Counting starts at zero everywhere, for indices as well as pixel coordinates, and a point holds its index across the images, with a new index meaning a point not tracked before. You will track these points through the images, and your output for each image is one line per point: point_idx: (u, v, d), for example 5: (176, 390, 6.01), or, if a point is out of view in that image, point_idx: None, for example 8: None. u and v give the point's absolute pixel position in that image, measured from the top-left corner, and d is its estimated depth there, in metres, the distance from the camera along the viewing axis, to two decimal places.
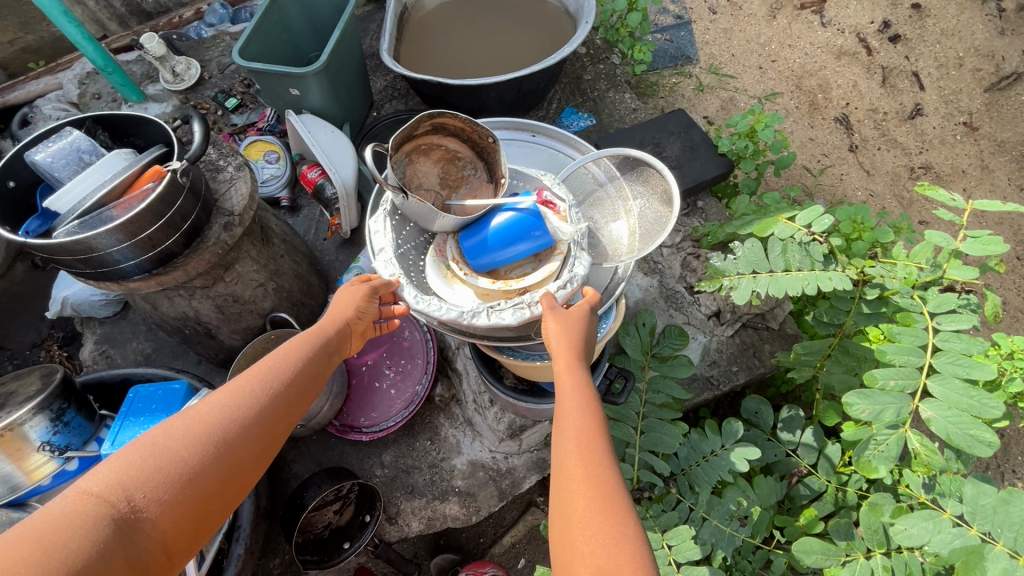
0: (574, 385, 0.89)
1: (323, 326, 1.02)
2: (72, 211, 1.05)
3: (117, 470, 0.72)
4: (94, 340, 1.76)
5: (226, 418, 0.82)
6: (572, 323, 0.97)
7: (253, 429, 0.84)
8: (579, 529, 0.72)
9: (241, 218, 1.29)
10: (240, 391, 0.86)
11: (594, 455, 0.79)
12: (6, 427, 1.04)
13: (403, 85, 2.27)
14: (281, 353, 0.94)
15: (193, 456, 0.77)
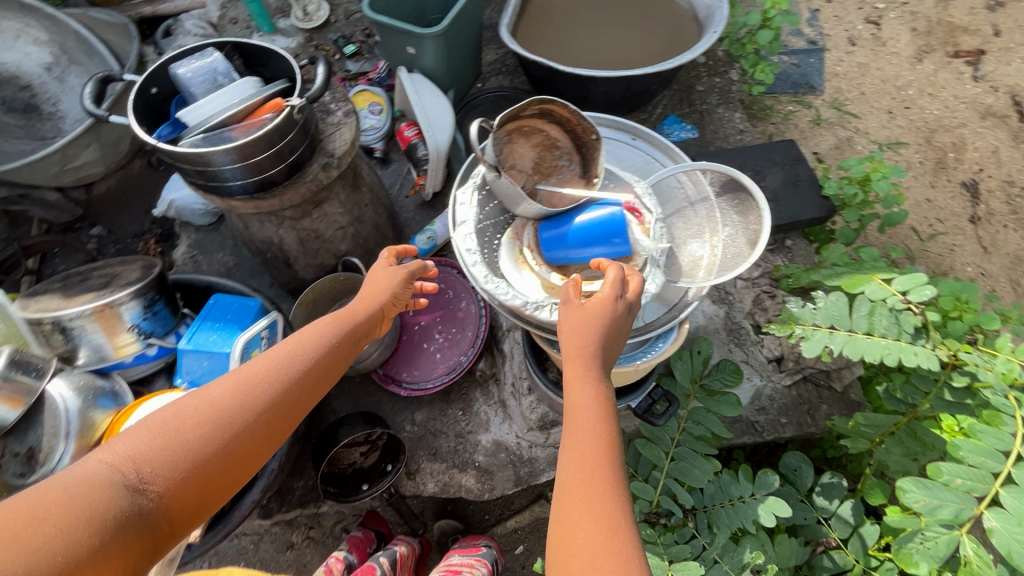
0: (584, 392, 0.87)
1: (349, 312, 1.05)
2: (199, 125, 1.14)
3: (133, 441, 0.77)
4: (187, 243, 1.93)
5: (240, 398, 0.86)
6: (587, 320, 0.92)
7: (265, 410, 0.88)
8: (576, 549, 0.73)
9: (339, 162, 1.35)
10: (255, 373, 0.90)
11: (603, 477, 0.78)
12: (105, 304, 1.16)
13: (513, 63, 2.28)
14: (302, 338, 0.98)
15: (202, 434, 0.81)
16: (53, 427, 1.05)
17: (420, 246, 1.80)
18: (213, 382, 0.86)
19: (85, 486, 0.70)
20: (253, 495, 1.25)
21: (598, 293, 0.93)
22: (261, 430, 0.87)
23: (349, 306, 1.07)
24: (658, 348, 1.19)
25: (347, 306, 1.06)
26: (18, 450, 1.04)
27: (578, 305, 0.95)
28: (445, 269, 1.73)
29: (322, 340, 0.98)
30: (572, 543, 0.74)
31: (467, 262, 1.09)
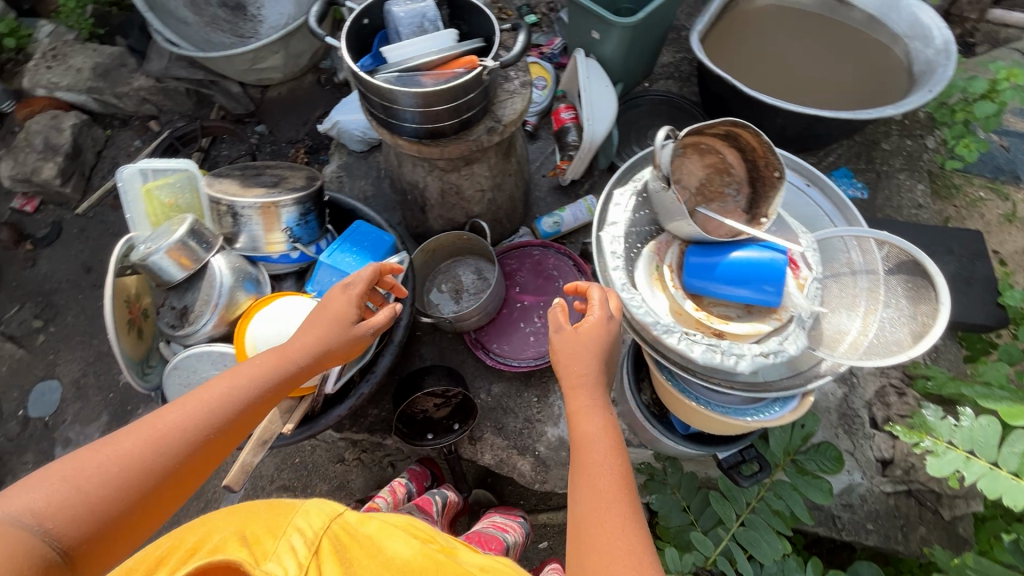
0: (589, 419, 0.94)
1: (288, 354, 1.02)
2: (397, 64, 1.20)
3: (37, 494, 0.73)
4: (337, 164, 2.08)
5: (156, 447, 0.84)
6: (591, 341, 0.96)
7: (180, 459, 0.86)
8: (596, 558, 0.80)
9: (504, 129, 1.36)
10: (177, 422, 0.87)
11: (620, 502, 0.86)
12: (272, 201, 1.27)
13: (687, 70, 2.18)
14: (231, 380, 0.95)
15: (112, 482, 0.79)
16: (205, 294, 1.19)
17: (543, 228, 1.81)
18: (123, 433, 0.82)
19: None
20: (339, 411, 1.31)
21: (585, 315, 0.96)
22: (178, 480, 0.86)
23: (292, 346, 1.03)
24: (772, 411, 1.08)
25: (290, 345, 1.03)
26: (178, 305, 1.22)
27: (570, 330, 0.98)
28: (560, 257, 1.75)
29: (253, 386, 0.96)
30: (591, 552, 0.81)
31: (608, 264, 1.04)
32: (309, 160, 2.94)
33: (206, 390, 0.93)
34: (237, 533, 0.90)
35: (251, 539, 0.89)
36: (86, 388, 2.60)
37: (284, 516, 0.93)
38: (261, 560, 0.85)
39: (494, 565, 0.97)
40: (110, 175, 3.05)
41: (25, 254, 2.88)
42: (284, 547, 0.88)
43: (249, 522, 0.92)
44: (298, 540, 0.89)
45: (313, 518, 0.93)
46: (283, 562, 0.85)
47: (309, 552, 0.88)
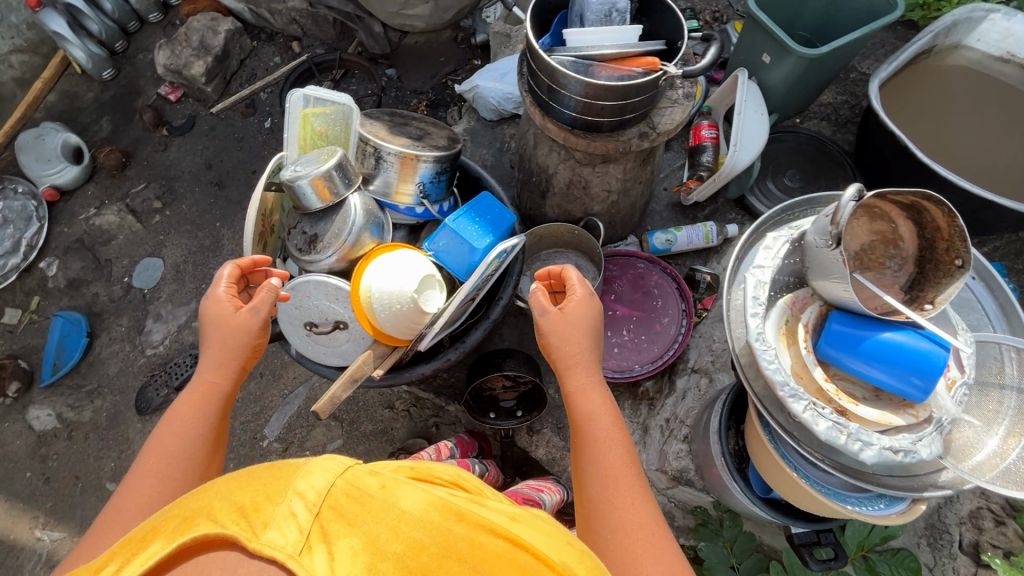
0: (589, 390, 1.12)
1: (207, 386, 1.08)
2: (577, 49, 1.17)
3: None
4: (464, 127, 2.09)
5: (129, 515, 0.89)
6: (574, 318, 1.16)
7: (158, 505, 0.92)
8: (620, 511, 0.93)
9: (656, 138, 1.31)
10: (134, 494, 0.92)
11: (630, 469, 1.00)
12: (414, 154, 1.30)
13: (847, 114, 2.02)
14: (166, 438, 1.00)
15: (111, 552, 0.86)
16: (337, 229, 1.24)
17: (654, 243, 1.76)
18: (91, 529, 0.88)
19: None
20: (422, 369, 1.34)
21: (568, 296, 1.16)
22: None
23: (206, 380, 1.09)
24: (875, 507, 1.00)
25: (205, 379, 1.09)
26: (308, 232, 1.27)
27: (557, 313, 1.16)
28: (664, 277, 1.69)
29: (192, 425, 1.02)
30: (615, 510, 0.93)
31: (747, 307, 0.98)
32: (429, 114, 3.03)
33: (146, 462, 0.96)
34: (227, 505, 0.62)
35: (246, 510, 0.61)
36: (183, 273, 2.81)
37: (281, 478, 0.65)
38: (257, 532, 0.58)
39: (528, 515, 0.76)
40: (246, 83, 3.22)
41: (159, 138, 3.11)
42: (282, 514, 0.60)
43: (239, 487, 0.65)
44: (299, 505, 0.61)
45: (316, 477, 0.65)
46: (284, 533, 0.58)
47: (315, 519, 0.60)
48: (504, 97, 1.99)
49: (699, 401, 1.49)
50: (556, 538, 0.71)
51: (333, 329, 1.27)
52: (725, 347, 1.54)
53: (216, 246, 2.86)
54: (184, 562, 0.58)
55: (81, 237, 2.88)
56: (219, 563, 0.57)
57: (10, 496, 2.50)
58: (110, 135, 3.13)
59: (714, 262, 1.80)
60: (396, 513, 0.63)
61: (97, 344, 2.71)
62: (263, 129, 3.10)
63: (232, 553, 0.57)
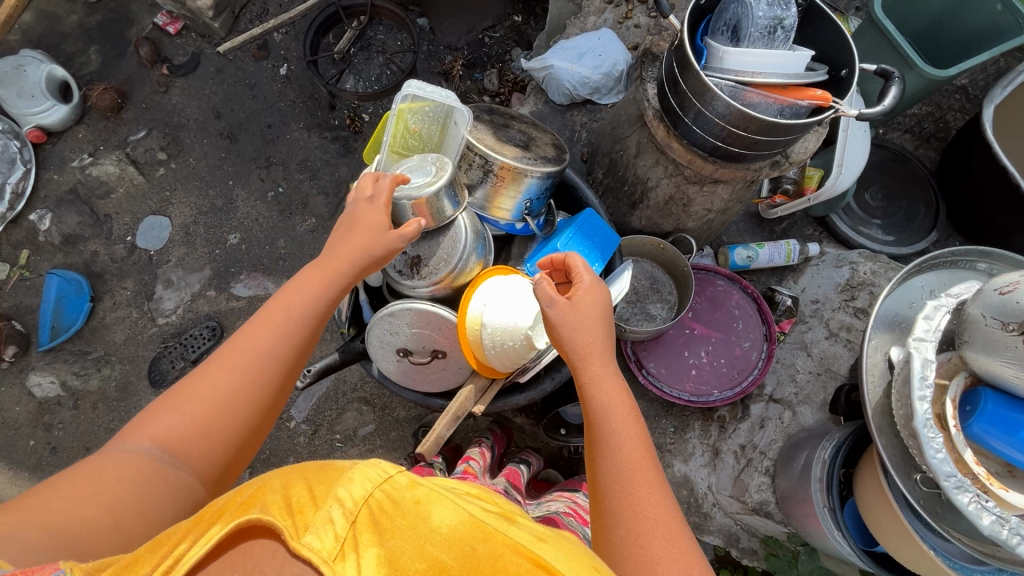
0: (606, 381, 0.92)
1: (331, 272, 0.92)
2: (737, 73, 1.03)
3: (156, 426, 0.77)
4: (532, 109, 1.92)
5: (243, 369, 0.82)
6: (586, 304, 0.96)
7: (268, 365, 0.84)
8: (635, 509, 0.78)
9: (787, 168, 1.22)
10: (248, 349, 0.83)
11: (652, 474, 0.83)
12: (523, 169, 1.15)
13: (931, 129, 1.93)
14: (290, 299, 0.88)
15: (216, 408, 0.80)
16: (443, 254, 1.12)
17: (735, 259, 1.70)
18: (213, 367, 0.81)
19: (114, 482, 0.71)
20: (516, 398, 1.27)
21: (577, 285, 0.96)
22: (273, 388, 0.85)
23: (339, 251, 0.94)
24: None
25: (333, 256, 0.93)
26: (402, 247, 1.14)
27: (565, 301, 0.96)
28: (744, 297, 1.63)
29: (314, 302, 0.90)
30: (630, 505, 0.78)
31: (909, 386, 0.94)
32: (463, 75, 2.73)
33: (267, 313, 0.87)
34: (278, 496, 0.62)
35: (292, 506, 0.61)
36: (194, 236, 2.56)
37: (324, 484, 0.64)
38: (298, 532, 0.58)
39: (554, 536, 0.70)
40: (257, 21, 2.81)
41: (158, 77, 2.72)
42: (321, 520, 0.59)
43: (291, 478, 0.66)
44: (336, 512, 0.60)
45: (355, 484, 0.64)
46: (320, 539, 0.57)
47: (351, 527, 0.59)
48: (581, 81, 1.81)
49: (780, 433, 1.47)
50: (580, 559, 0.64)
51: (432, 358, 1.18)
52: (809, 379, 1.51)
53: (228, 208, 2.59)
54: (235, 546, 0.59)
55: (75, 187, 2.58)
56: (263, 555, 0.58)
57: (9, 466, 2.33)
58: (100, 69, 2.73)
59: (790, 282, 1.75)
60: (426, 531, 0.61)
61: (101, 308, 2.48)
62: (278, 76, 2.72)
63: (273, 543, 0.58)
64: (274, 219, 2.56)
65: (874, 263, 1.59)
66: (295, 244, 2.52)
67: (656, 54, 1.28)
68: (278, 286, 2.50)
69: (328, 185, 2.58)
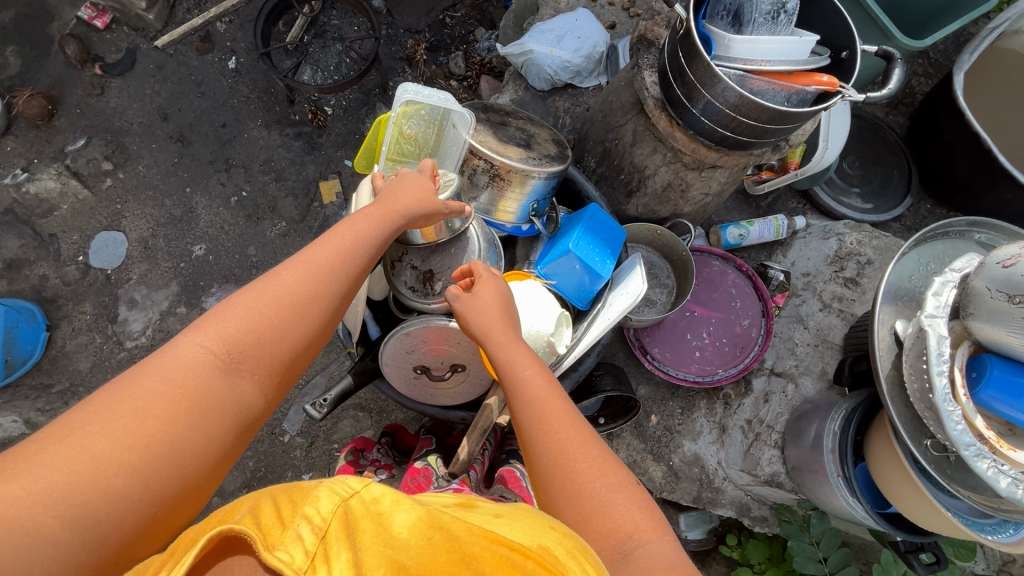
0: (511, 341, 0.90)
1: (394, 206, 0.91)
2: (742, 61, 1.02)
3: (215, 334, 0.72)
4: (514, 97, 1.86)
5: (310, 285, 0.79)
6: (486, 288, 0.96)
7: (331, 282, 0.81)
8: (552, 436, 0.78)
9: (788, 150, 1.23)
10: (313, 263, 0.80)
11: (565, 406, 0.82)
12: (528, 171, 1.11)
13: (899, 95, 1.99)
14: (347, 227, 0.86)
15: (276, 329, 0.75)
16: (457, 266, 1.11)
17: (727, 237, 1.72)
18: (279, 279, 0.77)
19: (171, 391, 0.66)
20: None
21: (476, 273, 0.97)
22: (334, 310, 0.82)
23: (399, 196, 0.93)
24: (1005, 530, 1.11)
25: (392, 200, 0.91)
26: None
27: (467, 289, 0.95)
28: (739, 275, 1.66)
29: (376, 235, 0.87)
30: (547, 434, 0.78)
31: (926, 363, 1.00)
32: (427, 60, 2.57)
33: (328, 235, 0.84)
34: (247, 512, 0.61)
35: (260, 524, 0.58)
36: (154, 250, 2.35)
37: (291, 504, 0.61)
38: (268, 545, 0.56)
39: (511, 510, 0.69)
40: (196, 9, 2.56)
41: (90, 78, 2.46)
42: (289, 538, 0.57)
43: (261, 499, 0.64)
44: (305, 529, 0.58)
45: (322, 499, 0.60)
46: (290, 553, 0.55)
47: (322, 542, 0.57)
48: (562, 66, 1.76)
49: (786, 406, 1.54)
50: (536, 522, 0.65)
51: (451, 372, 1.16)
52: (808, 351, 1.57)
53: (189, 217, 2.39)
54: (217, 562, 0.59)
55: (10, 206, 2.33)
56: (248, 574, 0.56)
57: None
58: (21, 72, 2.45)
59: (779, 256, 1.80)
60: (388, 536, 0.57)
61: (59, 336, 2.25)
62: (226, 71, 2.50)
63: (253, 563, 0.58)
64: (241, 225, 2.38)
65: (860, 233, 1.64)
66: (267, 250, 2.37)
67: (651, 40, 1.25)
68: None
69: (296, 185, 2.43)
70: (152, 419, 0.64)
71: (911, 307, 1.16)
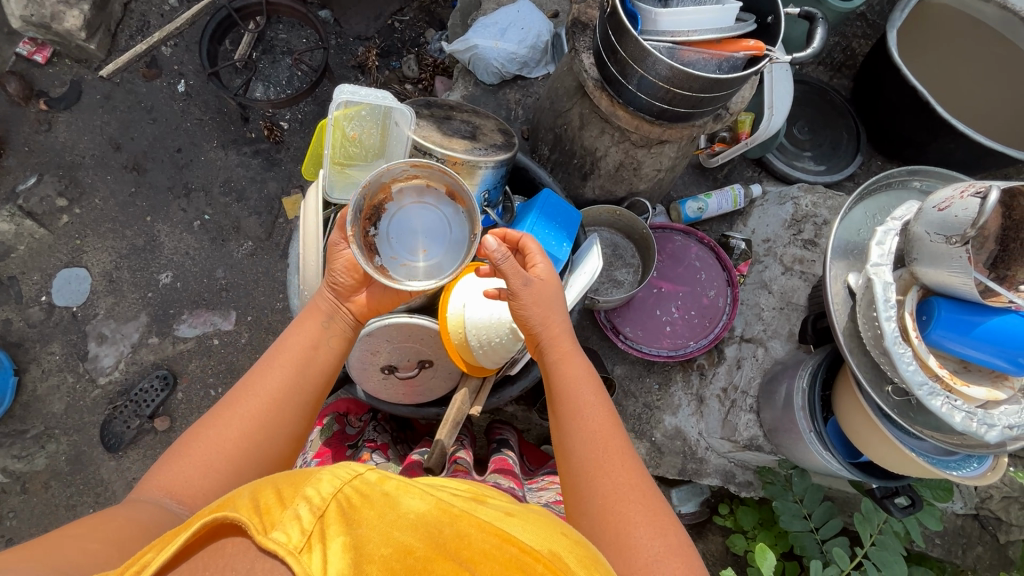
0: (575, 363, 0.96)
1: (324, 303, 1.01)
2: (670, 35, 1.04)
3: (162, 476, 0.80)
4: (465, 93, 1.86)
5: (263, 406, 0.90)
6: (543, 294, 0.95)
7: (284, 398, 0.92)
8: (606, 476, 0.82)
9: (730, 118, 1.26)
10: (267, 384, 0.92)
11: (621, 440, 0.88)
12: (473, 163, 1.11)
13: (841, 59, 2.05)
14: (279, 343, 0.97)
15: (232, 451, 0.85)
16: None
17: (687, 212, 1.75)
18: (235, 407, 0.89)
19: (137, 519, 0.72)
20: (509, 391, 1.27)
21: (535, 266, 0.97)
22: (294, 417, 0.93)
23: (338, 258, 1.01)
24: (972, 465, 1.14)
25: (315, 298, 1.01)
26: (372, 232, 1.05)
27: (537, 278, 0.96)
28: (701, 247, 1.69)
29: (306, 335, 0.98)
30: (604, 474, 0.83)
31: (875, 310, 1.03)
32: (380, 66, 2.55)
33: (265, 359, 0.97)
34: (247, 499, 0.57)
35: (259, 507, 0.56)
36: (119, 283, 2.30)
37: (292, 486, 0.59)
38: (265, 528, 0.52)
39: (523, 511, 0.70)
40: (139, 35, 2.51)
41: (36, 114, 2.41)
42: (288, 517, 0.54)
43: (260, 483, 0.61)
44: (304, 509, 0.55)
45: (324, 482, 0.59)
46: (287, 533, 0.52)
47: (320, 521, 0.54)
48: (508, 58, 1.77)
49: (758, 369, 1.57)
50: (547, 528, 0.65)
51: (419, 370, 1.18)
52: (775, 315, 1.60)
53: (152, 246, 2.34)
54: (207, 545, 0.53)
55: None
56: (231, 558, 0.51)
57: None
58: None
59: (740, 225, 1.83)
60: (394, 518, 0.56)
61: (29, 379, 2.19)
62: (177, 94, 2.46)
63: (242, 544, 0.52)
64: (206, 249, 2.34)
65: (814, 195, 1.68)
66: (236, 272, 2.33)
67: (586, 22, 1.26)
68: (226, 319, 2.30)
69: (259, 204, 2.39)
70: (124, 535, 0.68)
71: (861, 260, 1.19)
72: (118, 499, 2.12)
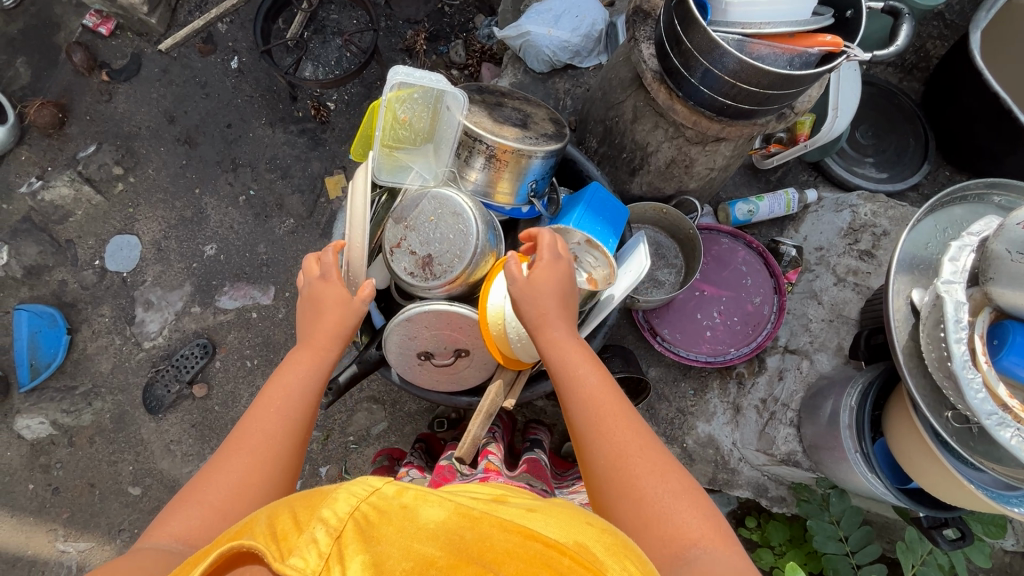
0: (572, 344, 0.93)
1: (318, 344, 0.98)
2: (741, 26, 0.98)
3: (175, 523, 0.78)
4: (515, 80, 1.83)
5: (261, 448, 0.87)
6: (547, 277, 0.95)
7: (279, 437, 0.89)
8: (609, 437, 0.84)
9: (794, 118, 1.19)
10: (261, 427, 0.89)
11: (623, 416, 0.86)
12: (524, 151, 1.09)
13: (916, 59, 1.92)
14: (285, 384, 0.94)
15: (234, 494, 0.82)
16: (456, 250, 1.09)
17: (736, 214, 1.68)
18: (230, 453, 0.86)
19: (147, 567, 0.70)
20: (543, 386, 1.26)
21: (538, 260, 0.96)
22: (291, 454, 0.89)
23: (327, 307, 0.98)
24: None
25: (314, 339, 0.97)
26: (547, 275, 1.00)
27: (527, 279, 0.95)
28: (749, 252, 1.62)
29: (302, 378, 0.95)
30: (615, 455, 0.81)
31: (942, 330, 0.96)
32: (428, 50, 2.54)
33: (267, 398, 0.92)
34: (263, 526, 0.56)
35: (274, 534, 0.54)
36: (167, 252, 2.38)
37: (307, 509, 0.57)
38: (282, 554, 0.51)
39: (545, 504, 0.70)
40: (197, 12, 2.57)
41: (98, 84, 2.49)
42: (304, 540, 0.52)
43: (275, 508, 0.60)
44: (320, 532, 0.53)
45: (340, 502, 0.57)
46: (305, 558, 0.50)
47: (336, 543, 0.52)
48: (560, 46, 1.73)
49: (801, 382, 1.50)
50: (571, 518, 0.65)
51: (455, 358, 1.17)
52: (823, 327, 1.52)
53: (200, 218, 2.41)
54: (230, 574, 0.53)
55: (28, 214, 2.37)
56: None
57: (13, 513, 2.16)
58: (32, 82, 2.49)
59: (791, 231, 1.76)
60: (413, 530, 0.55)
61: (80, 339, 2.29)
62: (230, 71, 2.51)
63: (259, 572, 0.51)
64: (250, 224, 2.39)
65: (875, 204, 1.59)
66: (277, 248, 2.38)
67: (647, 11, 1.22)
68: (265, 293, 2.35)
69: (302, 182, 2.43)
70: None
71: (927, 276, 1.12)
72: (156, 459, 2.21)
